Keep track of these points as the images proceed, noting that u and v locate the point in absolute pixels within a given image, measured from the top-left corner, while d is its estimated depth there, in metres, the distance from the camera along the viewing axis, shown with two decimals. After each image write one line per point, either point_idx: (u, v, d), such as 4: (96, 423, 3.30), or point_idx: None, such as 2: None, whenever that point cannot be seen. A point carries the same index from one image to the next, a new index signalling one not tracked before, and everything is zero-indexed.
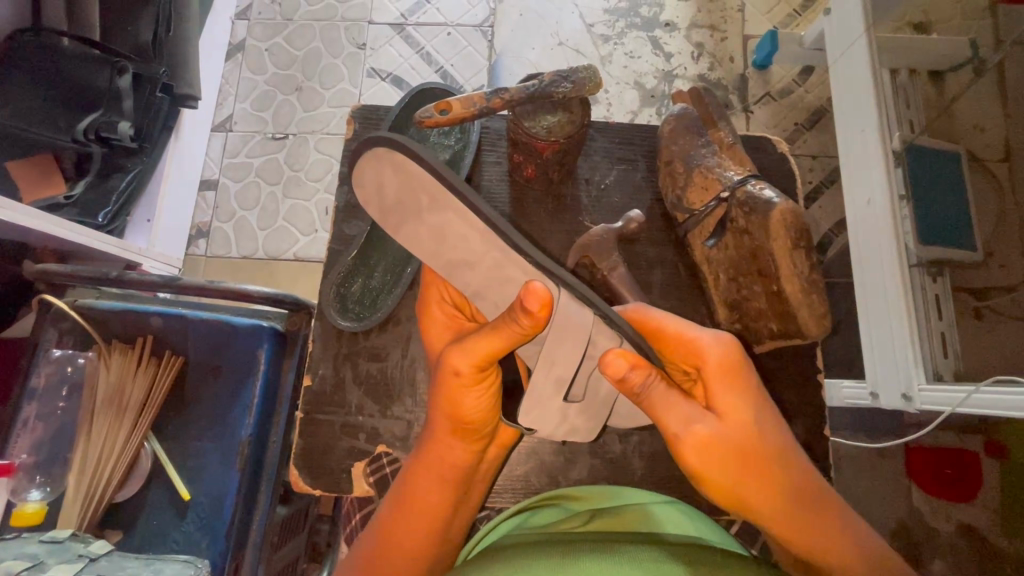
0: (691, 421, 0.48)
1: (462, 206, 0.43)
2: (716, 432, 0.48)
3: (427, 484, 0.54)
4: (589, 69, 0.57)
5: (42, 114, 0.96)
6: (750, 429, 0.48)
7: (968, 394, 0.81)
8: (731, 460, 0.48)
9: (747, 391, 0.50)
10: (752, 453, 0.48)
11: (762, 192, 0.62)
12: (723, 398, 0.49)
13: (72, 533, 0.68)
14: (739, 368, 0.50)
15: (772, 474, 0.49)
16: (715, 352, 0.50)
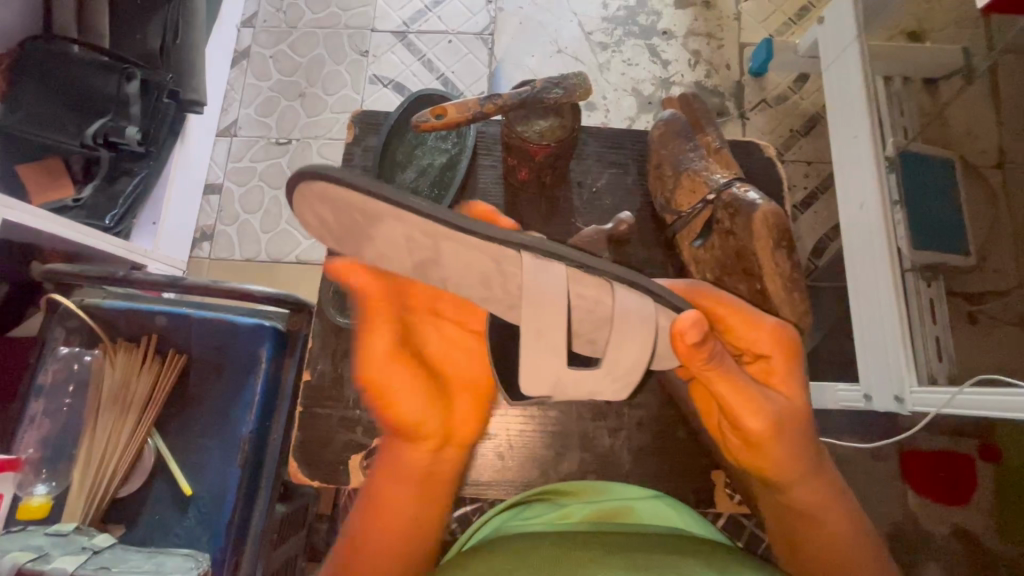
0: (763, 393, 0.53)
1: (393, 210, 0.47)
2: (784, 407, 0.53)
3: (392, 488, 0.57)
4: (580, 76, 0.59)
5: (54, 119, 0.99)
6: (809, 410, 0.55)
7: (952, 394, 0.81)
8: (789, 434, 0.53)
9: (801, 378, 0.57)
10: (804, 431, 0.54)
11: (747, 194, 0.63)
12: (787, 380, 0.56)
13: (76, 526, 0.69)
14: (795, 354, 0.57)
15: (813, 454, 0.54)
16: (775, 337, 0.56)
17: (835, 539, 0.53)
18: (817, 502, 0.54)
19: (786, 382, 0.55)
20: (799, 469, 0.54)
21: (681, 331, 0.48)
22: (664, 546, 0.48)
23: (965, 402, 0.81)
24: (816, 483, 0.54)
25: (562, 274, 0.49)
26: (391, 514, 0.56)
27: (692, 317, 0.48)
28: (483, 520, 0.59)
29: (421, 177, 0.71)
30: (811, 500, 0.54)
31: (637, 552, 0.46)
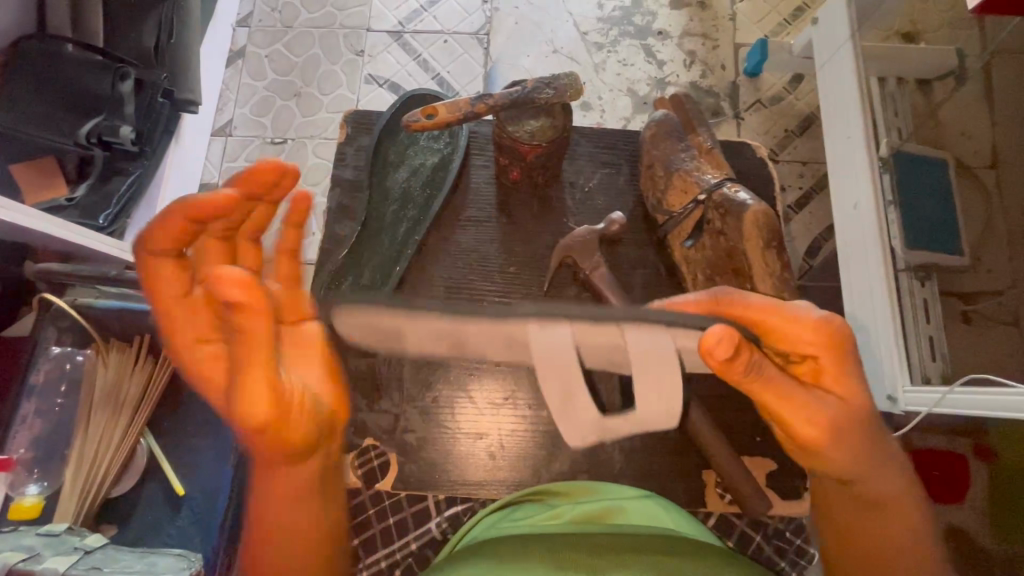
0: (814, 401, 0.45)
1: (422, 319, 0.44)
2: (839, 414, 0.46)
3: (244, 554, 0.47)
4: (571, 76, 0.59)
5: (47, 119, 0.98)
6: (871, 407, 0.46)
7: (943, 394, 0.83)
8: (851, 439, 0.46)
9: (856, 368, 0.47)
10: (868, 432, 0.46)
11: (737, 194, 0.64)
12: (841, 379, 0.47)
13: (68, 526, 0.69)
14: (846, 345, 0.47)
15: (878, 454, 0.47)
16: (823, 333, 0.46)
17: (899, 536, 0.48)
18: (882, 502, 0.48)
19: (838, 382, 0.47)
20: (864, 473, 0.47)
21: (715, 352, 0.42)
22: (659, 547, 0.48)
23: (956, 402, 0.82)
24: (884, 478, 0.48)
25: (570, 333, 0.45)
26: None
27: (723, 332, 0.42)
28: (474, 521, 0.59)
29: (412, 176, 0.71)
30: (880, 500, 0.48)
31: (633, 554, 0.46)
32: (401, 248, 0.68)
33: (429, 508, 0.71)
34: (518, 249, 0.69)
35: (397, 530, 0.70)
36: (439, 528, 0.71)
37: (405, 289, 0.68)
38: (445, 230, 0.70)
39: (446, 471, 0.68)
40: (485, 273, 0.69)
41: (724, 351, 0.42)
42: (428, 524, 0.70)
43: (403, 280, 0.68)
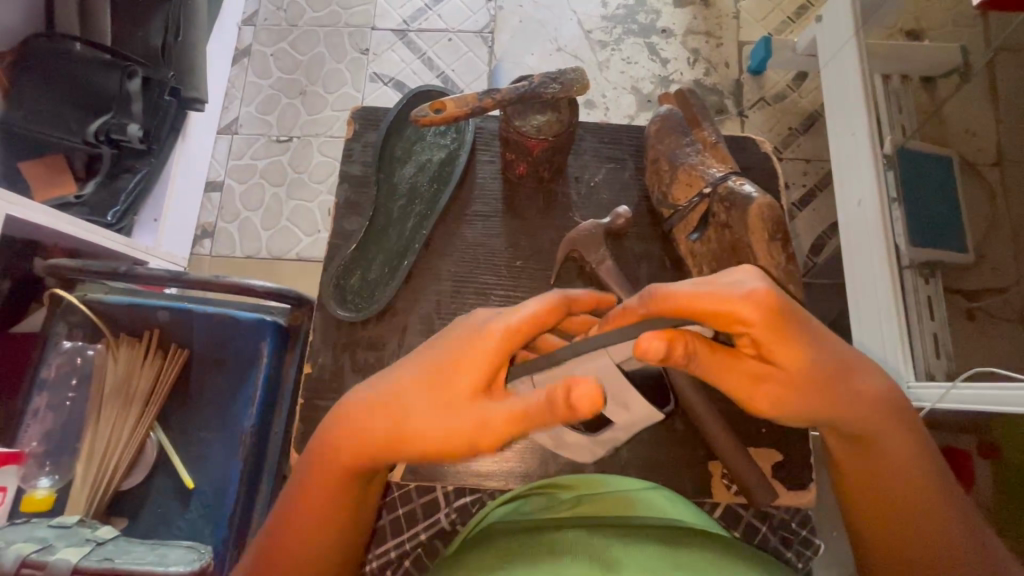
0: (747, 371, 0.49)
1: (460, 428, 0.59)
2: (779, 381, 0.49)
3: (343, 451, 0.47)
4: (578, 71, 0.59)
5: (56, 117, 1.00)
6: (813, 364, 0.48)
7: (946, 390, 0.83)
8: (793, 400, 0.50)
9: (805, 336, 0.48)
10: (816, 390, 0.49)
11: (742, 186, 0.64)
12: (784, 351, 0.48)
13: (80, 519, 0.70)
14: (785, 314, 0.47)
15: (838, 408, 0.51)
16: (753, 310, 0.46)
17: (902, 462, 0.53)
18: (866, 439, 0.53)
19: (779, 352, 0.48)
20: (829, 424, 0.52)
21: (647, 358, 0.45)
22: (664, 538, 0.48)
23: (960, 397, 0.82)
24: (850, 423, 0.51)
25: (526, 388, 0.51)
26: (318, 485, 0.48)
27: (650, 346, 0.45)
28: (486, 512, 0.60)
29: (419, 172, 0.71)
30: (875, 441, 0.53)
31: (639, 547, 0.46)
32: (410, 242, 0.69)
33: (438, 499, 0.74)
34: (524, 244, 0.70)
35: (406, 520, 0.74)
36: (447, 518, 0.74)
37: (413, 282, 0.68)
38: (452, 224, 0.70)
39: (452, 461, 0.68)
40: (492, 267, 0.69)
41: (659, 355, 0.45)
42: (437, 514, 0.74)
43: (411, 274, 0.68)
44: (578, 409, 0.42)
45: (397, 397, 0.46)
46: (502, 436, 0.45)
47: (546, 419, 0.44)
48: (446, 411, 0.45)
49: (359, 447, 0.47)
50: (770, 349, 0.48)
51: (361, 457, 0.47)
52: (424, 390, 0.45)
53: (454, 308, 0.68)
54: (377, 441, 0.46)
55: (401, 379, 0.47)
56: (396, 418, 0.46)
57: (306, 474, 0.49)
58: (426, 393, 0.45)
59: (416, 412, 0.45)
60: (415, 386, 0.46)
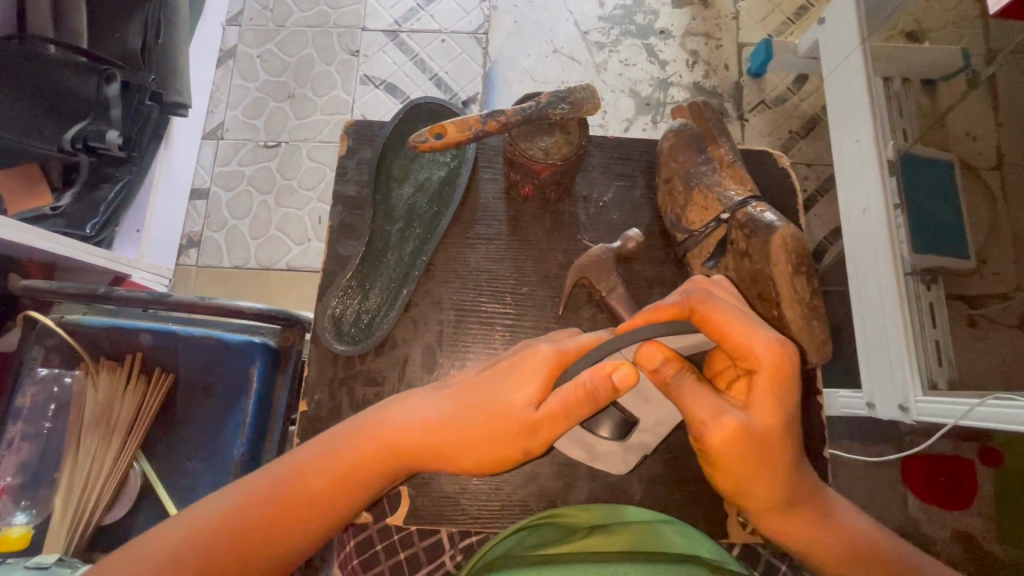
0: (720, 405, 0.47)
1: None
2: (747, 431, 0.46)
3: (357, 441, 0.49)
4: (587, 89, 0.56)
5: (25, 122, 0.93)
6: (782, 439, 0.47)
7: (970, 406, 0.80)
8: (745, 456, 0.47)
9: (788, 405, 0.47)
10: (774, 456, 0.47)
11: (763, 214, 0.62)
12: (769, 407, 0.47)
13: (58, 558, 0.67)
14: (790, 376, 0.47)
15: (787, 482, 0.49)
16: (767, 353, 0.46)
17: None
18: (802, 537, 0.51)
19: (760, 400, 0.47)
20: (770, 497, 0.49)
21: (642, 363, 0.46)
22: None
23: (980, 416, 0.80)
24: (788, 511, 0.50)
25: None
26: (346, 469, 0.48)
27: (648, 350, 0.45)
28: (494, 541, 0.56)
29: (418, 192, 0.68)
30: (816, 545, 0.51)
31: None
32: (410, 267, 0.66)
33: (442, 541, 0.68)
34: (531, 269, 0.67)
35: (408, 565, 0.66)
36: (453, 560, 0.68)
37: (414, 311, 0.65)
38: (454, 247, 0.67)
39: (458, 505, 0.64)
40: (496, 294, 0.66)
41: (652, 365, 0.45)
42: (442, 557, 0.67)
43: (412, 301, 0.65)
44: (612, 390, 0.45)
45: (451, 399, 0.50)
46: (545, 437, 0.48)
47: (584, 409, 0.46)
48: (497, 412, 0.48)
49: (377, 444, 0.49)
50: (755, 398, 0.47)
51: (374, 456, 0.49)
52: (477, 394, 0.49)
53: (456, 339, 0.64)
54: (387, 440, 0.49)
55: (458, 385, 0.51)
56: (433, 418, 0.50)
57: (330, 456, 0.49)
58: (480, 398, 0.49)
59: (465, 411, 0.49)
60: (479, 385, 0.50)
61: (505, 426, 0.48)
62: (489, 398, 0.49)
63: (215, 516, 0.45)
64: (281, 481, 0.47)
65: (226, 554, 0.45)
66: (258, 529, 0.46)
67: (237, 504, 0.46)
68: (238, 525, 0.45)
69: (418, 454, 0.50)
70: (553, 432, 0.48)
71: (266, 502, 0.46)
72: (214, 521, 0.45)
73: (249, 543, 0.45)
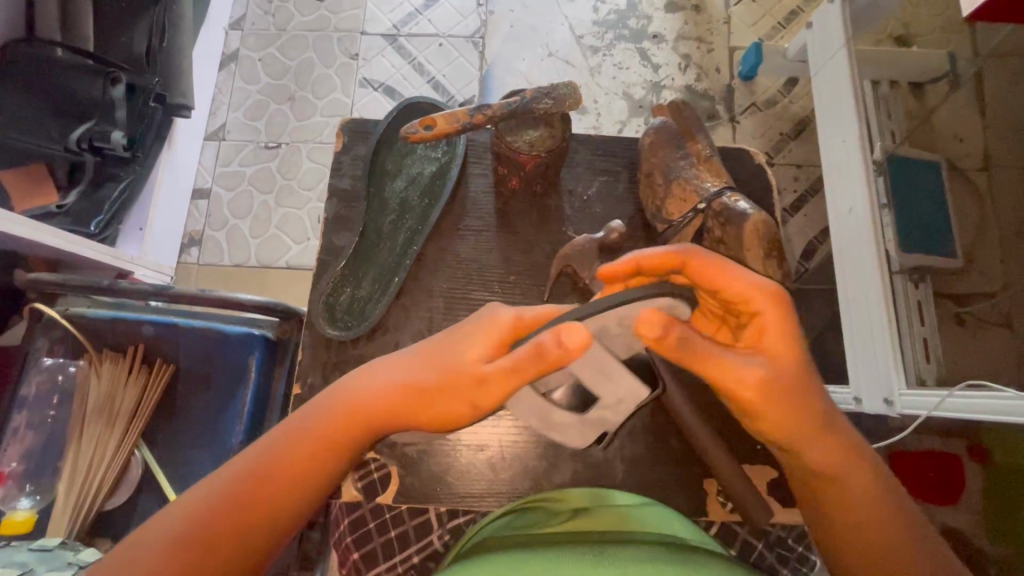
0: (742, 358, 0.48)
1: None
2: (771, 375, 0.48)
3: (378, 382, 0.51)
4: (570, 85, 0.59)
5: (32, 122, 0.96)
6: (800, 371, 0.49)
7: (942, 398, 0.81)
8: (777, 400, 0.48)
9: (797, 341, 0.50)
10: (800, 396, 0.49)
11: (736, 203, 0.64)
12: (780, 342, 0.49)
13: (61, 541, 0.69)
14: (789, 312, 0.50)
15: (810, 417, 0.50)
16: (766, 293, 0.49)
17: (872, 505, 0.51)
18: (841, 475, 0.52)
19: (776, 343, 0.49)
20: (806, 437, 0.50)
21: (643, 331, 0.44)
22: (678, 552, 0.47)
23: (953, 407, 0.81)
24: (824, 451, 0.51)
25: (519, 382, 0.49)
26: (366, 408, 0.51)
27: (649, 316, 0.43)
28: (478, 527, 0.58)
29: (410, 186, 0.70)
30: (837, 476, 0.52)
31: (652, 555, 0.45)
32: (401, 257, 0.68)
33: (430, 521, 0.69)
34: (517, 259, 0.69)
35: (398, 543, 0.69)
36: (441, 540, 0.69)
37: (405, 299, 0.67)
38: (445, 239, 0.69)
39: (447, 485, 0.67)
40: (485, 284, 0.68)
41: (654, 332, 0.43)
42: (430, 537, 0.69)
43: (403, 290, 0.68)
44: (563, 350, 0.43)
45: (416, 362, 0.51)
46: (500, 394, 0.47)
47: (534, 369, 0.45)
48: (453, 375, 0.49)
49: (369, 403, 0.51)
50: (768, 337, 0.49)
51: (395, 397, 0.50)
52: (433, 358, 0.50)
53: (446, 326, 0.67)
54: (396, 384, 0.51)
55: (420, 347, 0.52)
56: (400, 379, 0.51)
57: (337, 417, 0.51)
58: (440, 357, 0.50)
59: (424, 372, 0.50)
60: (440, 350, 0.51)
61: (466, 385, 0.48)
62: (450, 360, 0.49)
63: (210, 500, 0.47)
64: (283, 441, 0.50)
65: (231, 529, 0.47)
66: (255, 505, 0.48)
67: (241, 475, 0.49)
68: (237, 502, 0.48)
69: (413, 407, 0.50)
70: (506, 389, 0.47)
71: (270, 472, 0.49)
72: (212, 503, 0.47)
73: (255, 511, 0.48)
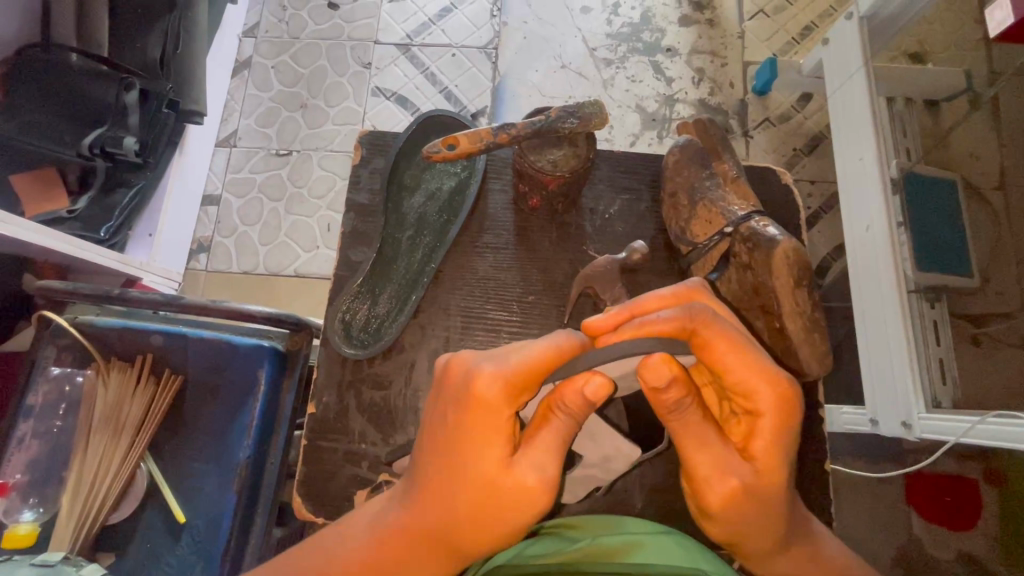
0: (725, 463, 0.47)
1: None
2: (751, 486, 0.47)
3: (428, 510, 0.48)
4: (595, 104, 0.58)
5: (47, 128, 0.96)
6: (774, 487, 0.47)
7: (971, 424, 0.79)
8: (742, 511, 0.47)
9: (790, 450, 0.48)
10: (778, 511, 0.48)
11: (766, 229, 0.64)
12: (769, 453, 0.47)
13: (64, 556, 0.67)
14: (792, 418, 0.47)
15: (777, 527, 0.49)
16: (773, 395, 0.46)
17: None
18: None
19: (766, 455, 0.47)
20: (764, 544, 0.50)
21: (646, 377, 0.43)
22: None
23: (982, 433, 0.79)
24: (786, 559, 0.52)
25: None
26: (423, 536, 0.48)
27: (658, 366, 0.43)
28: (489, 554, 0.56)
29: (429, 201, 0.69)
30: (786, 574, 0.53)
31: None
32: (419, 274, 0.67)
33: None
34: (536, 278, 0.68)
35: None
36: None
37: (421, 318, 0.66)
38: (463, 255, 0.68)
39: None
40: (503, 302, 0.67)
41: (654, 382, 0.43)
42: None
43: (420, 307, 0.67)
44: (581, 397, 0.44)
45: (443, 474, 0.47)
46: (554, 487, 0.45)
47: (565, 423, 0.46)
48: (486, 490, 0.46)
49: (423, 528, 0.48)
50: (758, 443, 0.47)
51: (453, 523, 0.47)
52: (461, 470, 0.46)
53: (463, 344, 0.66)
54: (441, 507, 0.47)
55: (440, 459, 0.47)
56: (436, 496, 0.47)
57: (383, 548, 0.49)
58: (457, 469, 0.46)
59: (450, 485, 0.47)
60: (456, 455, 0.46)
61: (499, 496, 0.45)
62: (475, 464, 0.46)
63: None
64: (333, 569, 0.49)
65: None
66: None
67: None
68: None
69: (467, 530, 0.47)
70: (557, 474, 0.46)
71: None
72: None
73: None
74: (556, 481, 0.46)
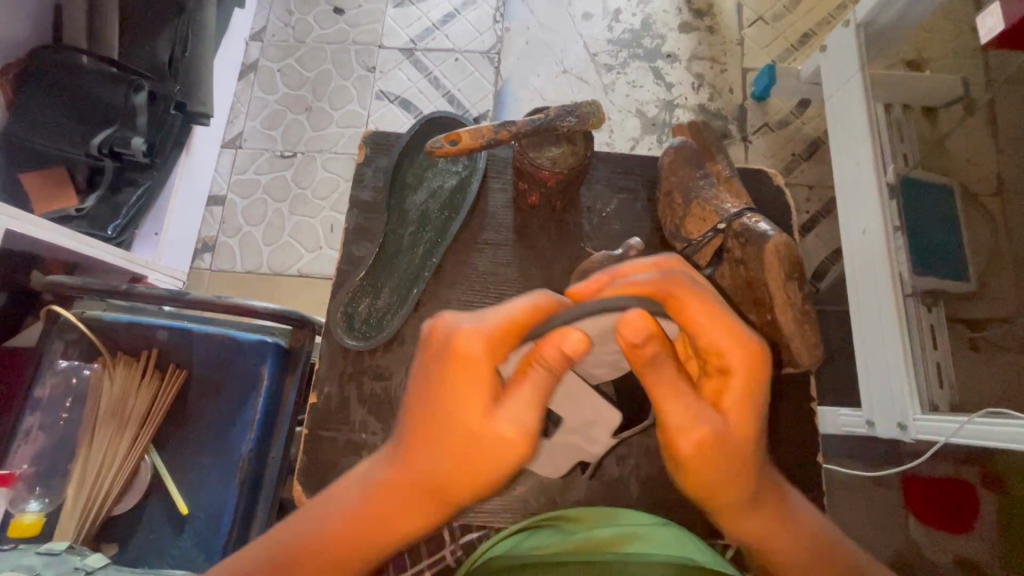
0: (700, 414, 0.45)
1: None
2: (722, 438, 0.46)
3: (412, 463, 0.46)
4: (593, 105, 0.59)
5: (57, 130, 0.97)
6: (745, 437, 0.47)
7: (961, 424, 0.80)
8: (715, 463, 0.46)
9: (758, 405, 0.48)
10: (749, 464, 0.48)
11: (758, 225, 0.65)
12: (739, 406, 0.47)
13: (69, 546, 0.68)
14: (762, 374, 0.47)
15: (748, 481, 0.49)
16: (743, 352, 0.47)
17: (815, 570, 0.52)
18: (768, 539, 0.53)
19: (737, 406, 0.47)
20: (734, 499, 0.50)
21: (624, 331, 0.42)
22: None
23: (974, 433, 0.80)
24: (757, 515, 0.52)
25: None
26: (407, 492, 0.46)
27: (636, 320, 0.42)
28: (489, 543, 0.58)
29: (431, 199, 0.71)
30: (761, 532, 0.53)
31: None
32: (419, 270, 0.69)
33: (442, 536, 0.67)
34: (535, 275, 0.69)
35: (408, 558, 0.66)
36: (453, 555, 0.67)
37: (421, 313, 0.68)
38: (463, 251, 0.70)
39: None
40: (501, 298, 0.69)
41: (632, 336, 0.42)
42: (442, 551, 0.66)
43: (421, 301, 0.68)
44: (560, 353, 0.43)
45: (425, 427, 0.46)
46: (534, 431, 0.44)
47: (548, 381, 0.44)
48: (467, 437, 0.44)
49: (407, 484, 0.46)
50: (728, 397, 0.47)
51: (436, 474, 0.45)
52: (442, 421, 0.45)
53: None
54: (424, 460, 0.46)
55: (423, 412, 0.46)
56: (420, 451, 0.46)
57: (364, 508, 0.47)
58: (437, 421, 0.45)
59: (432, 436, 0.45)
60: (436, 406, 0.45)
61: (480, 442, 0.44)
62: (456, 413, 0.44)
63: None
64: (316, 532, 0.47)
65: None
66: None
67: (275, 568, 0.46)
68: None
69: (451, 480, 0.45)
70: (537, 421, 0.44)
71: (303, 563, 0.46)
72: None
73: None
74: (538, 428, 0.44)
